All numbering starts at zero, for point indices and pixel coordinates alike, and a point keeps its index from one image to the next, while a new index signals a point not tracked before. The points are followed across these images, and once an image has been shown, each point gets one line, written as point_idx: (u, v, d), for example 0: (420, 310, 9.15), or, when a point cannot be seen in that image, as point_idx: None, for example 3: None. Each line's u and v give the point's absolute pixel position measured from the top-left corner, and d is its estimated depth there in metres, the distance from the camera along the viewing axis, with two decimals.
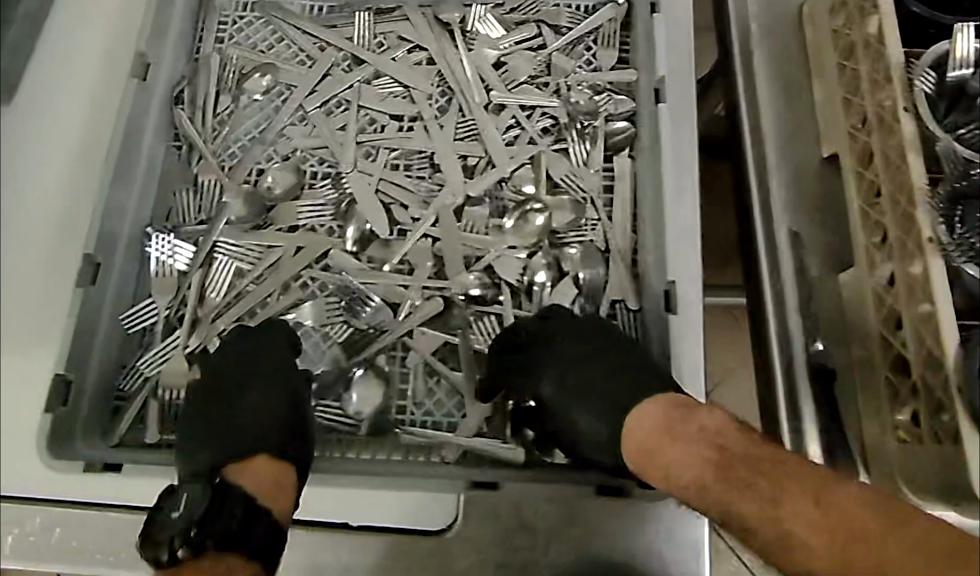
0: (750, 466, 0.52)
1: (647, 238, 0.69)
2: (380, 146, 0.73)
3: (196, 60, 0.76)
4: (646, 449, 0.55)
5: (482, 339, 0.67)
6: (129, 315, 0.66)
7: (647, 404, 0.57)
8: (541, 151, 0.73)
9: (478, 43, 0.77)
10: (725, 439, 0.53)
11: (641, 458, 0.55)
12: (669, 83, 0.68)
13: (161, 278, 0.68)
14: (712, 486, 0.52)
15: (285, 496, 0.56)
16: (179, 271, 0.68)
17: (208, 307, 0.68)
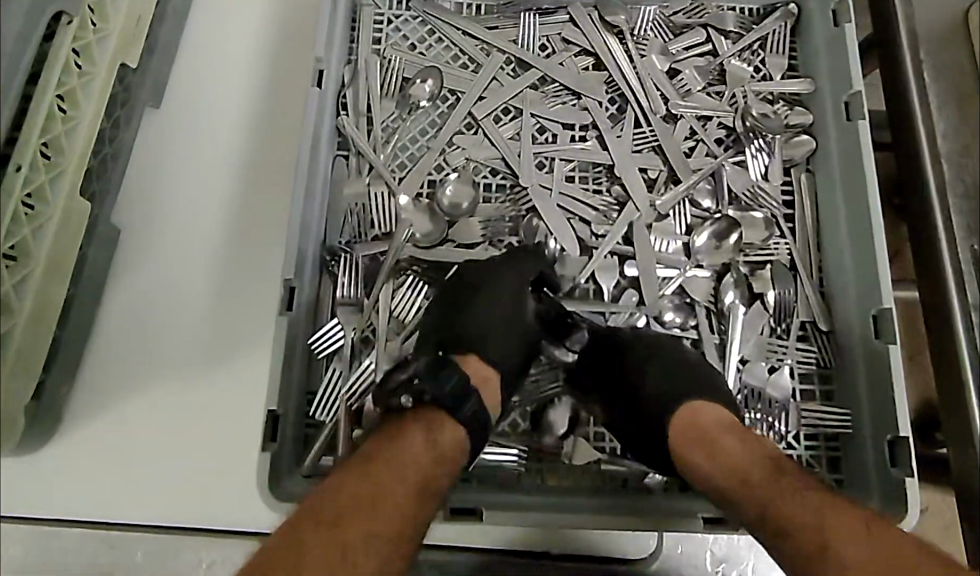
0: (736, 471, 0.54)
1: (841, 259, 0.67)
2: (556, 158, 0.71)
3: (353, 62, 0.72)
4: (686, 444, 0.56)
5: None
6: (318, 340, 0.64)
7: (705, 404, 0.58)
8: (720, 164, 0.71)
9: (648, 49, 0.74)
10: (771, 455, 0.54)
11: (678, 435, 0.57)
12: (864, 100, 0.67)
13: (345, 299, 0.66)
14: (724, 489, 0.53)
15: (496, 395, 0.58)
16: (362, 291, 0.66)
17: (394, 329, 0.65)
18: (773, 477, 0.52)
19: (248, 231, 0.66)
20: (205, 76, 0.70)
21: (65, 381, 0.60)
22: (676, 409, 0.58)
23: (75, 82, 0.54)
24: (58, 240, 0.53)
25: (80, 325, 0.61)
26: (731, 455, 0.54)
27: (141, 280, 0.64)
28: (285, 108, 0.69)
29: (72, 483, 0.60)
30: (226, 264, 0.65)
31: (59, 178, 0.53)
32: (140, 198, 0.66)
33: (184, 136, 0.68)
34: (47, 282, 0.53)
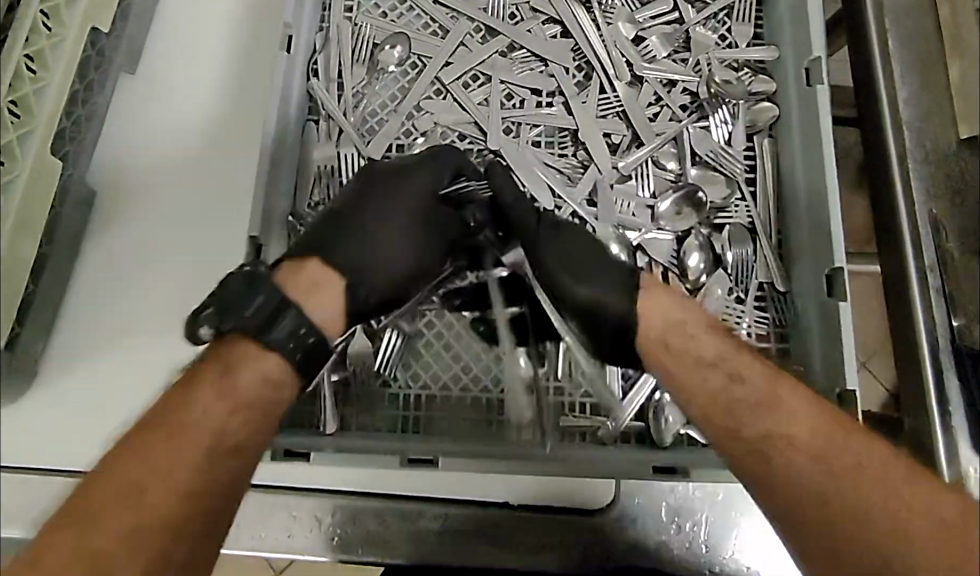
0: (752, 376, 0.54)
1: (797, 222, 0.69)
2: (523, 123, 0.72)
3: (325, 29, 0.74)
4: (661, 342, 0.56)
5: None
6: None
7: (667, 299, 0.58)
8: (684, 129, 0.73)
9: (614, 17, 0.75)
10: (729, 362, 0.55)
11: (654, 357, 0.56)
12: (824, 66, 0.68)
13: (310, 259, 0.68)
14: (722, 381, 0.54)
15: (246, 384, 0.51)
16: None
17: None
18: (727, 382, 0.54)
19: (216, 207, 0.67)
20: (176, 55, 0.71)
21: (41, 336, 0.63)
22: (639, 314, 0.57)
23: (44, 42, 0.56)
24: (28, 195, 0.55)
25: (53, 283, 0.63)
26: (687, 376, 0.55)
27: (113, 245, 0.66)
28: (256, 86, 0.70)
29: (50, 434, 0.62)
30: (196, 237, 0.66)
31: (30, 136, 0.55)
32: (112, 173, 0.68)
33: (157, 111, 0.70)
34: (18, 237, 0.55)
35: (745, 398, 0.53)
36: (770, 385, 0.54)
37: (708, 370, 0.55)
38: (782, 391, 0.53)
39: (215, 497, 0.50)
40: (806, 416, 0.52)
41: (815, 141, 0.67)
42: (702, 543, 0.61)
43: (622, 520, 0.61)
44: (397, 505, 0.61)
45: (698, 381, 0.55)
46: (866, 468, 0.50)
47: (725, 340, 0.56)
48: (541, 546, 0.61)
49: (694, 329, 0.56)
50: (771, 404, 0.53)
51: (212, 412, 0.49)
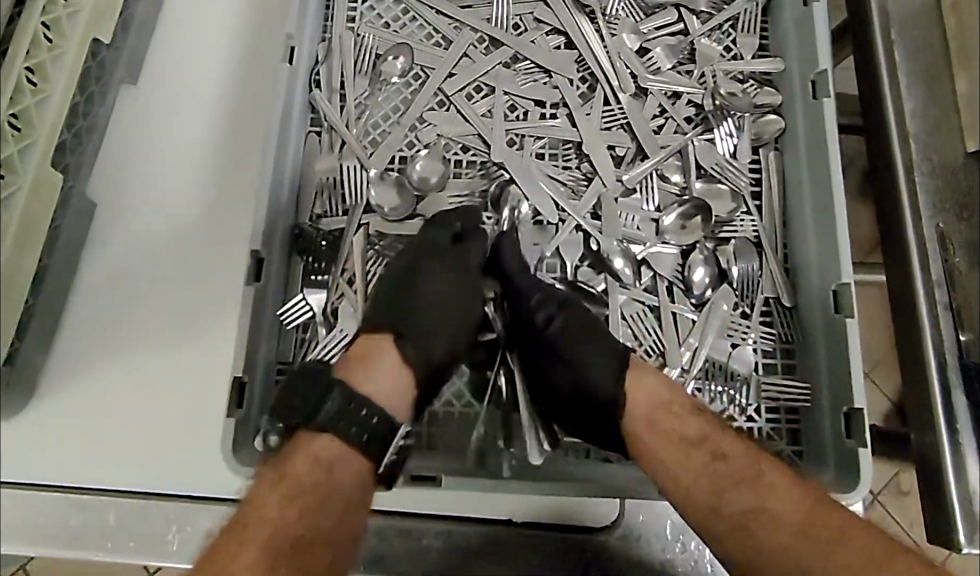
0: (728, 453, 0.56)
1: (802, 236, 0.69)
2: (527, 135, 0.72)
3: (327, 39, 0.73)
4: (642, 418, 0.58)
5: (638, 337, 0.67)
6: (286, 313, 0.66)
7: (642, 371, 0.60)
8: (689, 142, 0.72)
9: (618, 28, 0.75)
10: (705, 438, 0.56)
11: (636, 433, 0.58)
12: (831, 78, 0.67)
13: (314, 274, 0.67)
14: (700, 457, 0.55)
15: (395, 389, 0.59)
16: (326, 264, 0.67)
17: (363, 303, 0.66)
18: (703, 461, 0.55)
19: (216, 219, 0.67)
20: (177, 65, 0.70)
21: (39, 350, 0.62)
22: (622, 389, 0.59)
23: (44, 54, 0.56)
24: (27, 209, 0.55)
25: (52, 296, 0.63)
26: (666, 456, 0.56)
27: (112, 257, 0.66)
28: (256, 97, 0.70)
29: (48, 448, 0.61)
30: (195, 250, 0.66)
31: (30, 150, 0.55)
32: (111, 184, 0.67)
33: (157, 122, 0.69)
34: (18, 251, 0.54)
35: (723, 475, 0.54)
36: (756, 464, 0.55)
37: (686, 446, 0.56)
38: (758, 467, 0.55)
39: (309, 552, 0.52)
40: (789, 491, 0.54)
41: (822, 155, 0.67)
42: (707, 561, 0.61)
43: (626, 539, 0.61)
44: (399, 522, 0.60)
45: (678, 461, 0.55)
46: (846, 539, 0.52)
47: (708, 419, 0.58)
48: (544, 565, 0.60)
49: (680, 408, 0.58)
50: (748, 481, 0.54)
51: (305, 474, 0.53)
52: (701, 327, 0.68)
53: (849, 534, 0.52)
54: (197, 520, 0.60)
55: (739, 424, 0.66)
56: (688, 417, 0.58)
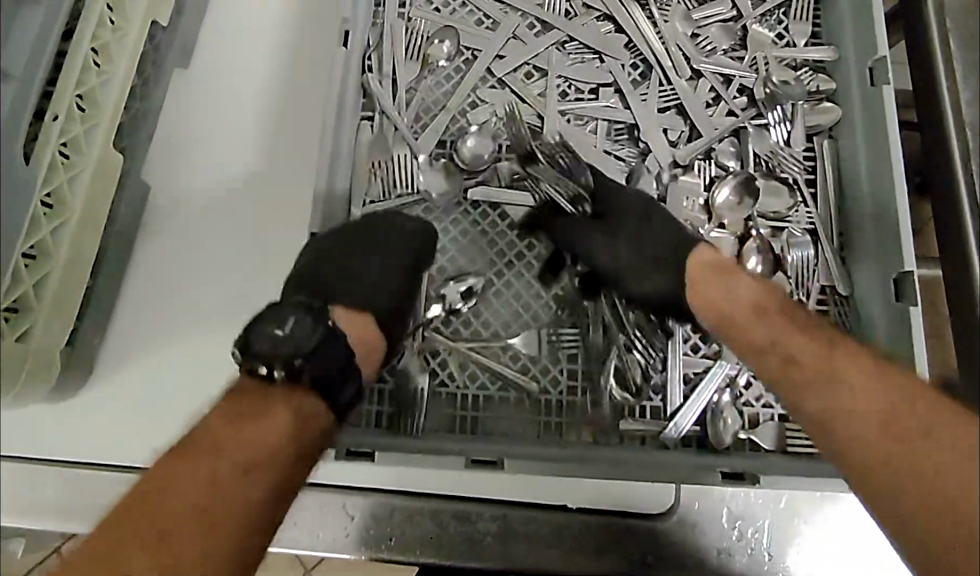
0: (781, 307, 0.54)
1: (857, 221, 0.68)
2: (586, 116, 0.72)
3: (378, 22, 0.73)
4: (703, 276, 0.58)
5: None
6: None
7: (703, 255, 0.59)
8: (742, 125, 0.72)
9: (670, 14, 0.74)
10: (757, 295, 0.55)
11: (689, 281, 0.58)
12: (890, 65, 0.66)
13: None
14: (748, 305, 0.55)
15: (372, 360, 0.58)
16: None
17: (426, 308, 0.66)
18: (768, 305, 0.54)
19: (265, 208, 0.67)
20: (229, 46, 0.71)
21: (96, 328, 0.62)
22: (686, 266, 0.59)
23: (108, 36, 0.55)
24: (90, 187, 0.55)
25: (110, 275, 0.63)
26: (726, 285, 0.56)
27: (166, 238, 0.66)
28: (307, 86, 0.70)
29: (105, 427, 0.62)
30: (245, 240, 0.66)
31: (94, 130, 0.55)
32: (164, 169, 0.67)
33: (211, 105, 0.69)
34: (81, 231, 0.54)
35: (771, 311, 0.54)
36: (790, 347, 0.52)
37: (744, 281, 0.56)
38: (798, 347, 0.52)
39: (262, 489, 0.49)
40: (850, 380, 0.49)
41: (880, 136, 0.67)
42: (764, 550, 0.60)
43: (684, 525, 0.60)
44: (451, 508, 0.60)
45: (717, 296, 0.56)
46: (870, 383, 0.49)
47: (710, 268, 0.58)
48: (601, 546, 0.60)
49: (739, 298, 0.55)
50: (794, 330, 0.52)
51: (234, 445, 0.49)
52: None
53: (896, 411, 0.47)
54: None
55: None
56: (752, 299, 0.55)
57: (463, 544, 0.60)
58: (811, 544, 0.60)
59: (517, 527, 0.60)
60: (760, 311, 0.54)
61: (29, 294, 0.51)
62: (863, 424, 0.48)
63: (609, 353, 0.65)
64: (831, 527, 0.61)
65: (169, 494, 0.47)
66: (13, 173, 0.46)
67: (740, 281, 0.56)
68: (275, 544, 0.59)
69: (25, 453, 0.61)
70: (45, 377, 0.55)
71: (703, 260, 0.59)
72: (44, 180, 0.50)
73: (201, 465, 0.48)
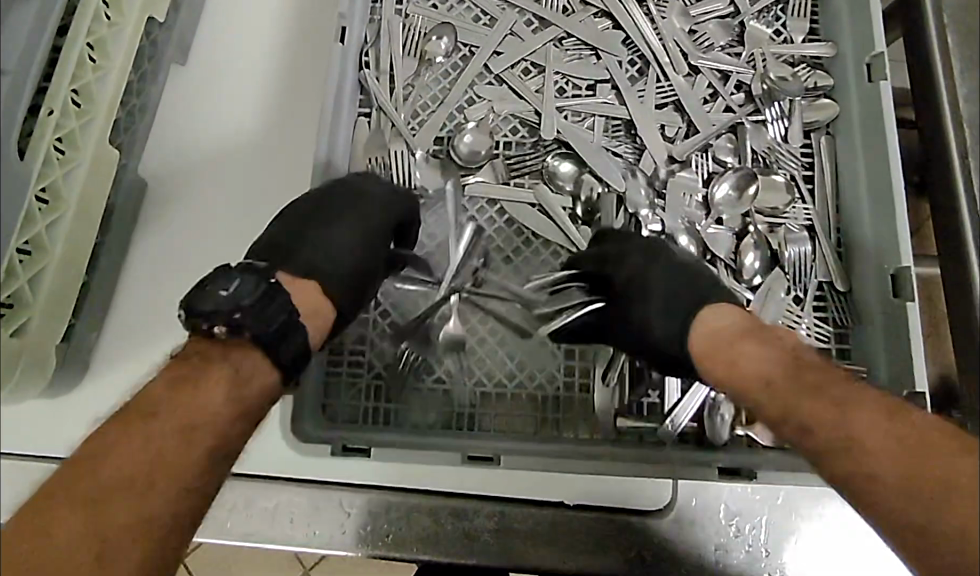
0: (815, 373, 0.48)
1: (855, 217, 0.68)
2: (583, 112, 0.72)
3: (375, 19, 0.73)
4: (712, 351, 0.52)
5: None
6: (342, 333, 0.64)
7: (715, 308, 0.54)
8: (739, 121, 0.72)
9: (667, 11, 0.74)
10: (783, 359, 0.49)
11: (701, 343, 0.52)
12: (887, 61, 0.67)
13: None
14: (776, 379, 0.48)
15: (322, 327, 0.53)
16: None
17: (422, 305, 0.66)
18: (787, 370, 0.48)
19: (262, 205, 0.66)
20: (227, 43, 0.71)
21: (93, 324, 0.62)
22: (692, 323, 0.54)
23: (104, 30, 0.55)
24: (85, 182, 0.55)
25: (107, 272, 0.63)
26: (749, 354, 0.50)
27: (164, 236, 0.66)
28: (305, 83, 0.70)
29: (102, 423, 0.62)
30: (244, 237, 0.66)
31: (90, 125, 0.54)
32: (162, 166, 0.67)
33: (208, 101, 0.69)
34: (77, 227, 0.54)
35: (790, 373, 0.48)
36: (829, 391, 0.46)
37: (763, 351, 0.50)
38: (834, 394, 0.46)
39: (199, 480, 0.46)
40: (874, 426, 0.44)
41: (877, 131, 0.66)
42: (762, 548, 0.60)
43: (682, 522, 0.60)
44: (447, 505, 0.60)
45: (748, 372, 0.49)
46: (886, 419, 0.45)
47: (728, 329, 0.52)
48: (599, 543, 0.60)
49: (752, 359, 0.49)
50: (827, 387, 0.47)
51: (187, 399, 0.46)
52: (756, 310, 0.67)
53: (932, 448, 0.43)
54: (250, 499, 0.60)
55: None
56: (780, 371, 0.48)
57: (460, 541, 0.59)
58: (810, 541, 0.60)
59: (514, 524, 0.60)
60: (788, 371, 0.48)
61: (24, 289, 0.51)
62: (912, 471, 0.43)
63: (607, 349, 0.65)
64: (830, 524, 0.60)
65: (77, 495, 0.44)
66: (8, 167, 0.46)
67: (756, 344, 0.50)
68: (272, 541, 0.59)
69: (34, 449, 0.61)
70: (40, 372, 0.55)
71: (714, 314, 0.54)
72: (39, 175, 0.50)
73: (118, 462, 0.45)
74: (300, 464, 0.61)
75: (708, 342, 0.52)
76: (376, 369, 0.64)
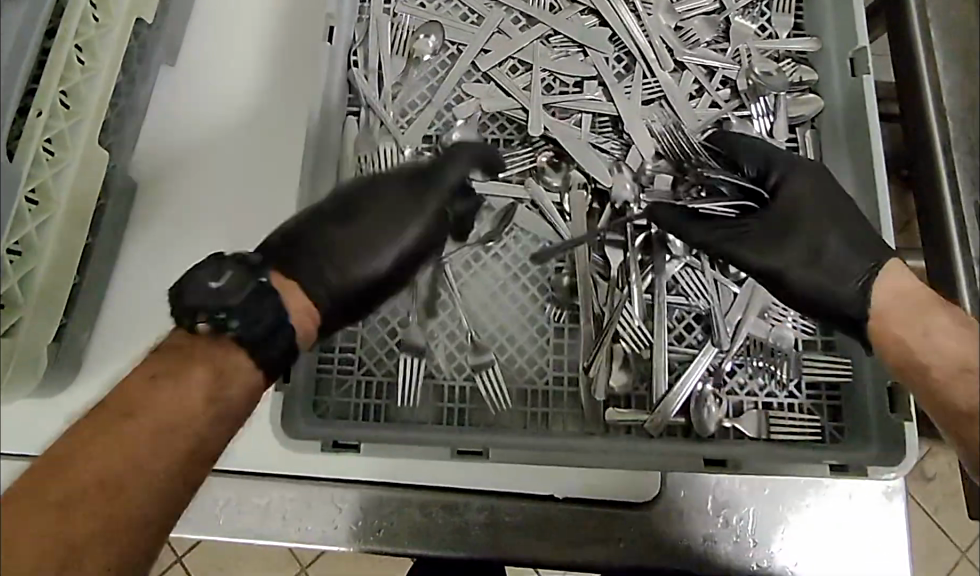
0: (939, 346, 0.51)
1: None
2: (571, 108, 0.72)
3: (363, 18, 0.73)
4: (885, 310, 0.55)
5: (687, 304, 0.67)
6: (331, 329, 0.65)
7: (896, 265, 0.57)
8: (725, 117, 0.72)
9: (653, 8, 0.75)
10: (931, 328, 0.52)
11: (875, 299, 0.56)
12: (871, 55, 0.68)
13: None
14: (911, 348, 0.52)
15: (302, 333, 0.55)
16: None
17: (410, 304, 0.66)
18: (959, 344, 0.51)
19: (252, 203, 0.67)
20: (216, 42, 0.71)
21: (85, 324, 0.63)
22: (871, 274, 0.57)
23: (92, 32, 0.56)
24: (75, 182, 0.55)
25: (99, 271, 0.63)
26: (933, 322, 0.52)
27: (155, 235, 0.66)
28: (294, 82, 0.70)
29: None
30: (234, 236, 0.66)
31: (79, 126, 0.55)
32: (152, 166, 0.68)
33: (198, 101, 0.70)
34: (68, 227, 0.55)
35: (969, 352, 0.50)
36: None
37: (934, 317, 0.52)
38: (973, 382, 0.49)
39: (177, 472, 0.47)
40: None
41: (862, 126, 0.67)
42: (749, 538, 0.61)
43: (670, 514, 0.61)
44: (438, 500, 0.61)
45: (895, 338, 0.53)
46: None
47: (911, 293, 0.54)
48: (588, 535, 0.60)
49: (935, 327, 0.52)
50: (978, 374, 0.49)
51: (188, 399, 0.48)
52: (743, 303, 0.67)
53: None
54: (243, 495, 0.60)
55: (779, 399, 0.66)
56: (959, 352, 0.50)
57: (451, 534, 0.60)
58: (797, 532, 0.61)
59: (504, 517, 0.60)
60: (958, 352, 0.50)
61: (15, 289, 0.51)
62: None
63: (596, 345, 0.65)
64: (816, 514, 0.61)
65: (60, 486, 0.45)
66: None
67: (916, 314, 0.53)
68: (265, 537, 0.60)
69: (35, 449, 0.61)
70: (32, 372, 0.55)
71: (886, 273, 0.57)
72: (29, 176, 0.51)
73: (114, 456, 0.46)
74: (291, 461, 0.61)
75: (886, 296, 0.55)
76: (366, 367, 0.65)
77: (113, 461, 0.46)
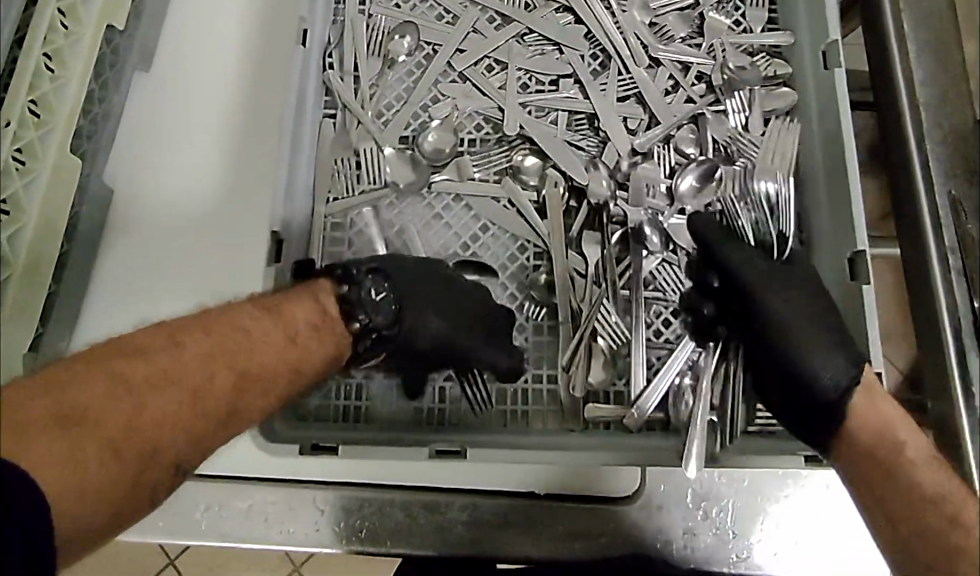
0: (913, 473, 0.55)
1: (813, 203, 0.69)
2: (546, 106, 0.72)
3: (339, 20, 0.73)
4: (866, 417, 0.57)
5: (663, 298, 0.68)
6: None
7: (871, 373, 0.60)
8: (700, 111, 0.73)
9: (628, 4, 0.75)
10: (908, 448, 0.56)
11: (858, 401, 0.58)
12: (841, 49, 0.68)
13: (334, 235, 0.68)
14: (886, 469, 0.55)
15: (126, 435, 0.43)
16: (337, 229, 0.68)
17: None
18: (930, 466, 0.55)
19: (229, 206, 0.67)
20: (191, 46, 0.71)
21: (64, 331, 0.63)
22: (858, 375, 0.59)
23: (61, 41, 0.56)
24: (47, 191, 0.55)
25: (77, 278, 0.64)
26: (907, 440, 0.56)
27: (132, 239, 0.66)
28: (270, 86, 0.70)
29: None
30: (212, 239, 0.66)
31: (50, 136, 0.55)
32: (128, 170, 0.68)
33: (173, 104, 0.70)
34: (41, 236, 0.55)
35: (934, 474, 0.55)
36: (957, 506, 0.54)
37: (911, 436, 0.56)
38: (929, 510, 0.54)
39: (228, 405, 0.49)
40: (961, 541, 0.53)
41: (834, 118, 0.67)
42: (728, 530, 0.61)
43: (649, 508, 0.61)
44: (418, 498, 0.61)
45: (870, 456, 0.56)
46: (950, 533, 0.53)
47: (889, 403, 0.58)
48: (569, 531, 0.61)
49: (915, 453, 0.55)
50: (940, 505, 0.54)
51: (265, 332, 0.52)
52: None
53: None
54: (224, 499, 0.61)
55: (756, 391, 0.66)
56: (929, 466, 0.55)
57: (432, 532, 0.60)
58: (775, 523, 0.61)
59: (483, 515, 0.61)
60: (929, 468, 0.55)
61: None
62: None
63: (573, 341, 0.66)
64: (793, 504, 0.62)
65: (123, 377, 0.46)
66: None
67: (901, 433, 0.56)
68: (247, 539, 0.60)
69: None
70: None
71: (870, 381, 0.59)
72: None
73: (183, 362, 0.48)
74: (272, 464, 0.61)
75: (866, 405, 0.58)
76: None
77: (181, 374, 0.47)
